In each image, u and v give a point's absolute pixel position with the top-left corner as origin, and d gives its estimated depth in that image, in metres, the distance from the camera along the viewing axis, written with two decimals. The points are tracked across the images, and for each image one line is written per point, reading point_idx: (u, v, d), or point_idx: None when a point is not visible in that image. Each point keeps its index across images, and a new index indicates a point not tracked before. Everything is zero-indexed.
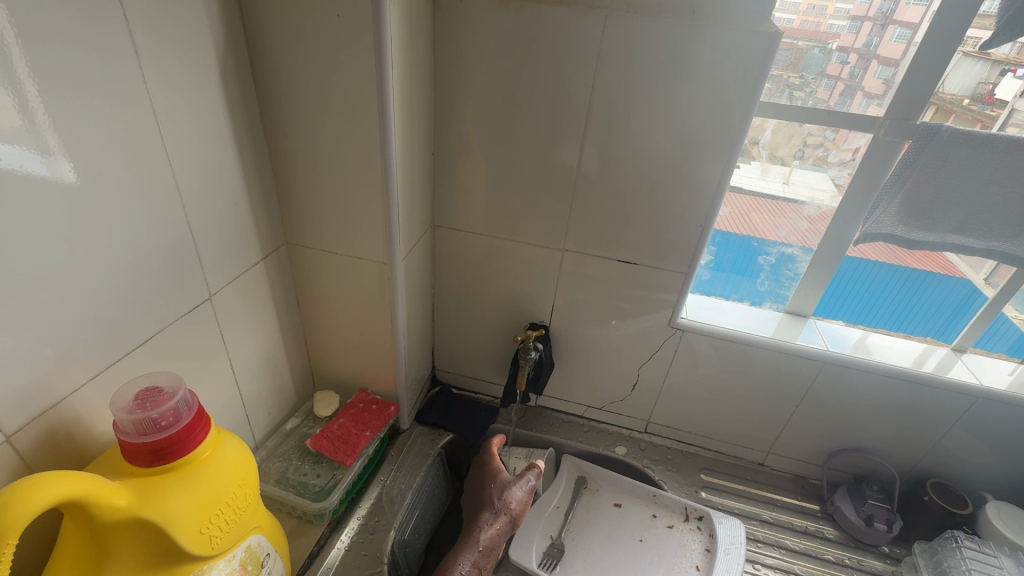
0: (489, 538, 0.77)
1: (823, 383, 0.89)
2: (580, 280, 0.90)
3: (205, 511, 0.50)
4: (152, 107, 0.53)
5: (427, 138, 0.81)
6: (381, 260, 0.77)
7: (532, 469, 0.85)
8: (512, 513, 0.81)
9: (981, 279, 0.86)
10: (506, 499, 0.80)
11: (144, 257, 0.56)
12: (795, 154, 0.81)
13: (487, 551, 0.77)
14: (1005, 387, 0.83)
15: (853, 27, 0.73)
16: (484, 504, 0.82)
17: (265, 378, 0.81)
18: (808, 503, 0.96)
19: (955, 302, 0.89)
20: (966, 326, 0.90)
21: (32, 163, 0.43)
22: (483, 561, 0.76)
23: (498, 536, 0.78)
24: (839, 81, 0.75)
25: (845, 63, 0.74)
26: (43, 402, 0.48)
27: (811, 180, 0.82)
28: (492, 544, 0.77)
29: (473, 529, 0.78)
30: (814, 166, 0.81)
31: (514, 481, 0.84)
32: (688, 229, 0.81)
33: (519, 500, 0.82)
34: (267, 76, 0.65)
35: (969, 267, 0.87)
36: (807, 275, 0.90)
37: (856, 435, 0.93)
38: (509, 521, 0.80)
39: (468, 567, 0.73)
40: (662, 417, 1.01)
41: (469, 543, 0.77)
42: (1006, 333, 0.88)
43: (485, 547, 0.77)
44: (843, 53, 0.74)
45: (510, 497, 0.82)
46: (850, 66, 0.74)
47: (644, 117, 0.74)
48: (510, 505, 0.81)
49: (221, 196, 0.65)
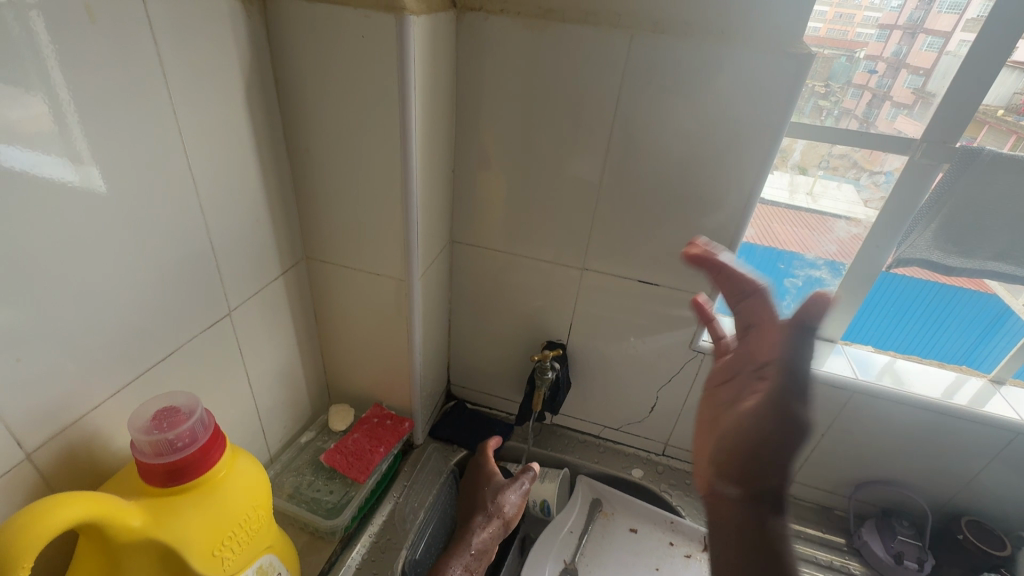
0: (482, 541, 0.75)
1: (850, 412, 0.86)
2: (599, 299, 0.89)
3: (216, 532, 0.50)
4: (178, 127, 0.54)
5: (448, 154, 0.80)
6: (398, 276, 0.77)
7: (527, 473, 0.83)
8: (506, 515, 0.79)
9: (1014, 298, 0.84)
10: (500, 503, 0.78)
11: (167, 274, 0.56)
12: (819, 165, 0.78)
13: (480, 554, 0.75)
14: None
15: (882, 35, 0.72)
16: (477, 508, 0.80)
17: (281, 392, 0.81)
18: (833, 536, 0.92)
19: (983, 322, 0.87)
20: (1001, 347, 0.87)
21: (61, 170, 0.44)
22: (475, 563, 0.74)
23: (491, 538, 0.76)
24: (867, 90, 0.73)
25: (873, 72, 0.73)
26: (63, 419, 0.49)
27: (837, 191, 0.79)
28: (484, 547, 0.75)
29: (466, 531, 0.76)
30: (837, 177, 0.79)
31: (508, 484, 0.82)
32: (712, 250, 0.79)
33: (513, 504, 0.80)
34: (291, 94, 0.66)
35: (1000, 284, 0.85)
36: (836, 300, 0.86)
37: (885, 467, 0.89)
38: (502, 525, 0.78)
39: (460, 572, 0.72)
40: (681, 440, 0.99)
41: (462, 546, 0.75)
42: None
43: (477, 551, 0.75)
44: (870, 62, 0.72)
45: (504, 501, 0.80)
46: (878, 75, 0.73)
47: (669, 137, 0.72)
48: (503, 508, 0.79)
49: (243, 212, 0.65)
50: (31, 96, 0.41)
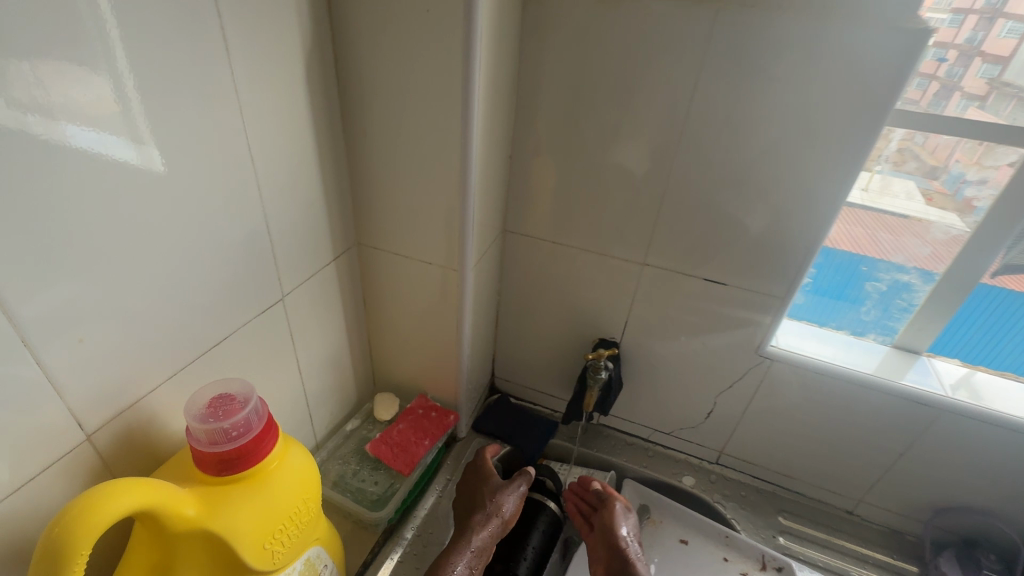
0: (481, 540, 0.73)
1: (937, 433, 0.78)
2: (658, 296, 0.84)
3: (267, 523, 0.49)
4: (239, 105, 0.52)
5: (506, 139, 0.77)
6: (451, 266, 0.74)
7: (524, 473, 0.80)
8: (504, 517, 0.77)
9: None
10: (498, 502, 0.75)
11: (224, 257, 0.55)
12: (879, 160, 0.72)
13: (480, 552, 0.72)
14: None
15: (955, 20, 0.63)
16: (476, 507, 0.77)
17: (329, 379, 0.80)
18: (905, 564, 0.85)
19: None
20: None
21: (118, 148, 0.42)
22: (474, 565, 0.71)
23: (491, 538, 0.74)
24: (933, 80, 0.66)
25: (942, 61, 0.65)
26: (123, 400, 0.48)
27: (895, 187, 0.74)
28: (484, 546, 0.73)
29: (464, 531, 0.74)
30: (904, 171, 0.73)
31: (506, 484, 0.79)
32: (790, 248, 0.73)
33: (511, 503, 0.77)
34: (351, 73, 0.63)
35: None
36: (924, 308, 0.78)
37: (972, 494, 0.81)
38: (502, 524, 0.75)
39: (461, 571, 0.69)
40: (738, 449, 0.93)
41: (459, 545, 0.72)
42: None
43: (478, 549, 0.72)
44: (940, 49, 0.65)
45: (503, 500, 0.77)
46: (947, 64, 0.65)
47: (750, 123, 0.66)
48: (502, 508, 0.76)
49: (299, 196, 0.63)
50: (94, 74, 0.39)
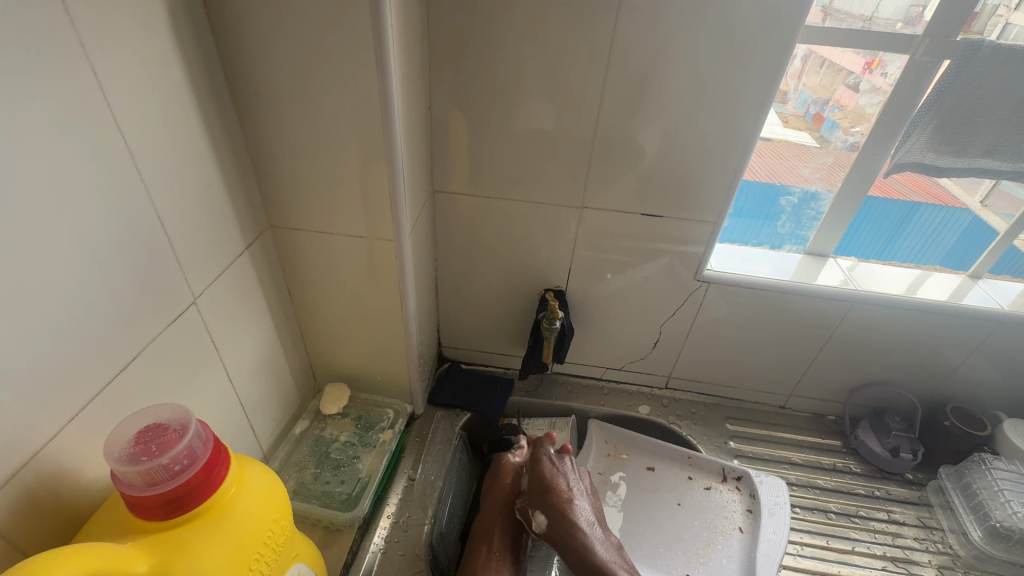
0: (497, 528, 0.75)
1: (849, 323, 0.88)
2: (599, 239, 0.84)
3: (242, 555, 0.43)
4: (91, 68, 0.40)
5: (421, 89, 0.70)
6: (383, 238, 0.67)
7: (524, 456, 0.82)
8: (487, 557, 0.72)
9: (977, 202, 0.85)
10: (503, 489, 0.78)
11: (111, 264, 0.45)
12: (796, 97, 0.78)
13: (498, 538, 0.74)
14: (1007, 306, 0.84)
15: None
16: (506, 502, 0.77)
17: (264, 385, 0.72)
18: (831, 440, 0.97)
19: (949, 230, 0.89)
20: (983, 252, 0.89)
21: (59, 134, 0.39)
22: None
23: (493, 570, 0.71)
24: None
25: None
26: (19, 457, 0.39)
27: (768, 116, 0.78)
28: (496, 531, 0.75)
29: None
30: (820, 97, 0.78)
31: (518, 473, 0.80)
32: (719, 172, 0.75)
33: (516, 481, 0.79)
34: (230, 26, 0.53)
35: (964, 190, 0.85)
36: (830, 214, 0.86)
37: (879, 369, 0.93)
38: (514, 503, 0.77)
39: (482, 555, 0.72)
40: (683, 370, 1.00)
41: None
42: (980, 243, 0.89)
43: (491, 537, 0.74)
44: None
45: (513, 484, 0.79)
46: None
47: (670, 50, 0.66)
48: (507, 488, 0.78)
49: (192, 178, 0.53)
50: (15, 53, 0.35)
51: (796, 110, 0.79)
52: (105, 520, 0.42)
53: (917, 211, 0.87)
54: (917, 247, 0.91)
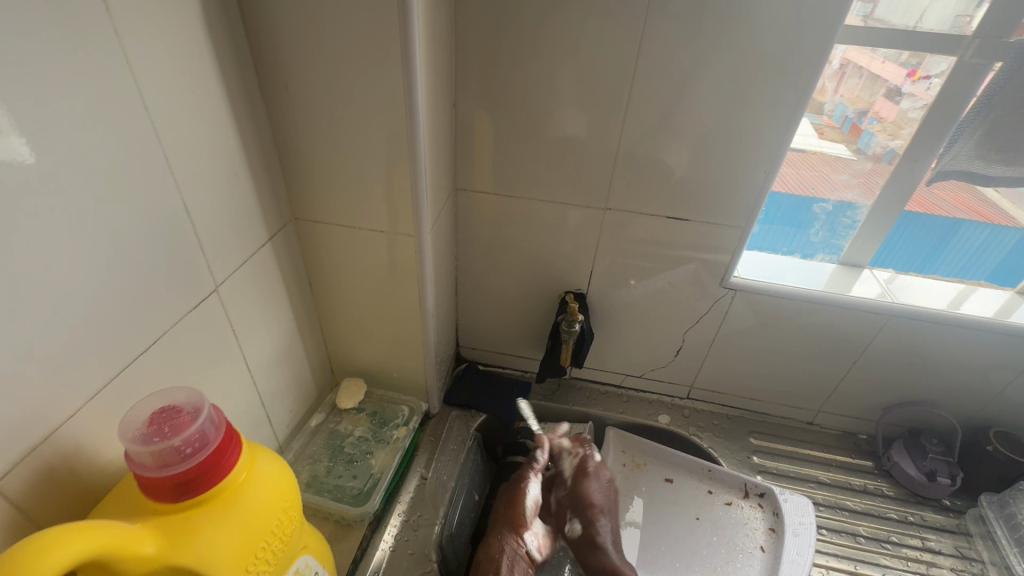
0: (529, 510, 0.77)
1: (885, 338, 0.84)
2: (622, 243, 0.82)
3: (249, 545, 0.42)
4: (125, 58, 0.41)
5: (447, 86, 0.70)
6: (403, 233, 0.67)
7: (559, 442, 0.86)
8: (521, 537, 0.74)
9: None
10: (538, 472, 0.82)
11: (136, 250, 0.46)
12: (831, 107, 0.75)
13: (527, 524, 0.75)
14: None
15: None
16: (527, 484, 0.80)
17: (282, 376, 0.72)
18: (862, 460, 0.93)
19: (999, 249, 0.83)
20: None
21: (89, 121, 0.40)
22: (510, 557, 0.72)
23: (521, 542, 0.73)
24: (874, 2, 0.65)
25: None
26: (37, 435, 0.40)
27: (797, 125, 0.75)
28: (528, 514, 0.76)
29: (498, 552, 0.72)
30: (857, 108, 0.74)
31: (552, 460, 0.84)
32: (750, 176, 0.72)
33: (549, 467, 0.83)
34: (261, 22, 0.54)
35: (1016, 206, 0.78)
36: (866, 223, 0.82)
37: (915, 388, 0.88)
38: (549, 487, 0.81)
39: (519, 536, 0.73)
40: (707, 381, 0.97)
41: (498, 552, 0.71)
42: None
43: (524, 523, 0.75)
44: None
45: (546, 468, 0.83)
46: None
47: (702, 50, 0.64)
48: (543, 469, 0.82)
49: (218, 169, 0.54)
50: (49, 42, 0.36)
51: (832, 122, 0.76)
52: (117, 501, 0.42)
53: (959, 227, 0.82)
54: (959, 264, 0.86)
